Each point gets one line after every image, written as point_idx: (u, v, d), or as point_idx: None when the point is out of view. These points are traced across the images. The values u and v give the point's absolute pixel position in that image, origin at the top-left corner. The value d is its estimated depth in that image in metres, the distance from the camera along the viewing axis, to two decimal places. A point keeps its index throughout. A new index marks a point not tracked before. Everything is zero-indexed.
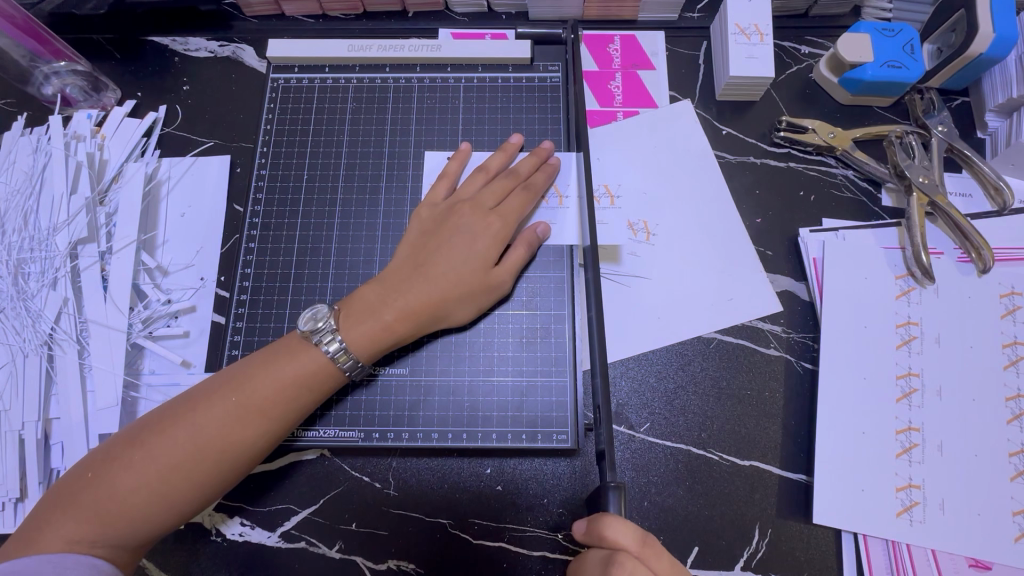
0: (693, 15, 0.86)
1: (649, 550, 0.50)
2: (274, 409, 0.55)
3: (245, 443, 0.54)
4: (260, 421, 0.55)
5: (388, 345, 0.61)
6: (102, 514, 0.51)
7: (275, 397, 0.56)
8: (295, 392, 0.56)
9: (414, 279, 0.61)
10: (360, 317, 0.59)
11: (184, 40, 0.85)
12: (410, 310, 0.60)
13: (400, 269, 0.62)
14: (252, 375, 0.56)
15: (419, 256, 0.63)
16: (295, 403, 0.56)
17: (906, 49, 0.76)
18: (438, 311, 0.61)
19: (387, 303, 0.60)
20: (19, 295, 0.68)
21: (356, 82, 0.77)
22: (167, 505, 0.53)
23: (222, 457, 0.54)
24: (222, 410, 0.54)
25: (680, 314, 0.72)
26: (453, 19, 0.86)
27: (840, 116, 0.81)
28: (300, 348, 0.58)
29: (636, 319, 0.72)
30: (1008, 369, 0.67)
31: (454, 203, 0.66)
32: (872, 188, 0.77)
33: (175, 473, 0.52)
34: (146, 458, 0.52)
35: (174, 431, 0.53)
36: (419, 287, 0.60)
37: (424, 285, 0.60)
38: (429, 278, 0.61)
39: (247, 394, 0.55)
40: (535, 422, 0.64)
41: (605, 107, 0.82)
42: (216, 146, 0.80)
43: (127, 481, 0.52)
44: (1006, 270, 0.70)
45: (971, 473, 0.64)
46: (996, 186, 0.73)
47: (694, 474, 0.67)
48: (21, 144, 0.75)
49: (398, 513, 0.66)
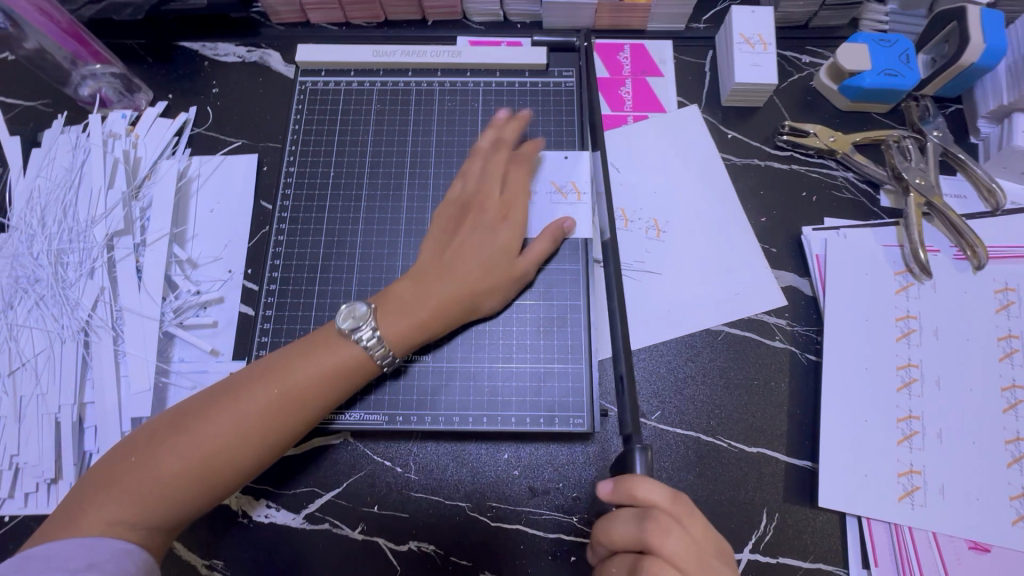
0: (699, 25, 0.91)
1: (680, 507, 0.53)
2: (312, 398, 0.58)
3: (283, 429, 0.57)
4: (299, 409, 0.58)
5: (422, 341, 0.64)
6: (146, 494, 0.53)
7: (313, 385, 0.58)
8: (331, 383, 0.59)
9: (445, 275, 0.64)
10: (398, 315, 0.62)
11: (213, 45, 0.89)
12: (442, 305, 0.63)
13: (430, 267, 0.65)
14: (290, 365, 0.59)
15: (448, 252, 0.65)
16: (330, 389, 0.59)
17: (902, 59, 0.80)
18: (468, 308, 0.65)
19: (423, 302, 0.63)
20: (58, 283, 0.71)
21: (380, 86, 0.81)
22: (207, 485, 0.55)
23: (261, 440, 0.57)
24: (262, 399, 0.57)
25: (691, 308, 0.75)
26: (471, 27, 0.90)
27: (840, 121, 0.85)
28: (337, 340, 0.61)
29: (647, 311, 0.76)
30: (1004, 361, 0.70)
31: (480, 199, 0.69)
32: (872, 190, 0.81)
33: (216, 458, 0.55)
34: (189, 442, 0.55)
35: (215, 416, 0.56)
36: (450, 284, 0.63)
37: (456, 282, 0.63)
38: (459, 274, 0.64)
39: (285, 382, 0.58)
40: (553, 407, 0.66)
41: (615, 112, 0.86)
42: (244, 145, 0.83)
43: (170, 463, 0.54)
44: (1000, 267, 0.74)
45: (969, 459, 0.67)
46: (989, 187, 0.77)
47: (704, 460, 0.70)
48: (61, 142, 0.79)
49: (419, 496, 0.69)
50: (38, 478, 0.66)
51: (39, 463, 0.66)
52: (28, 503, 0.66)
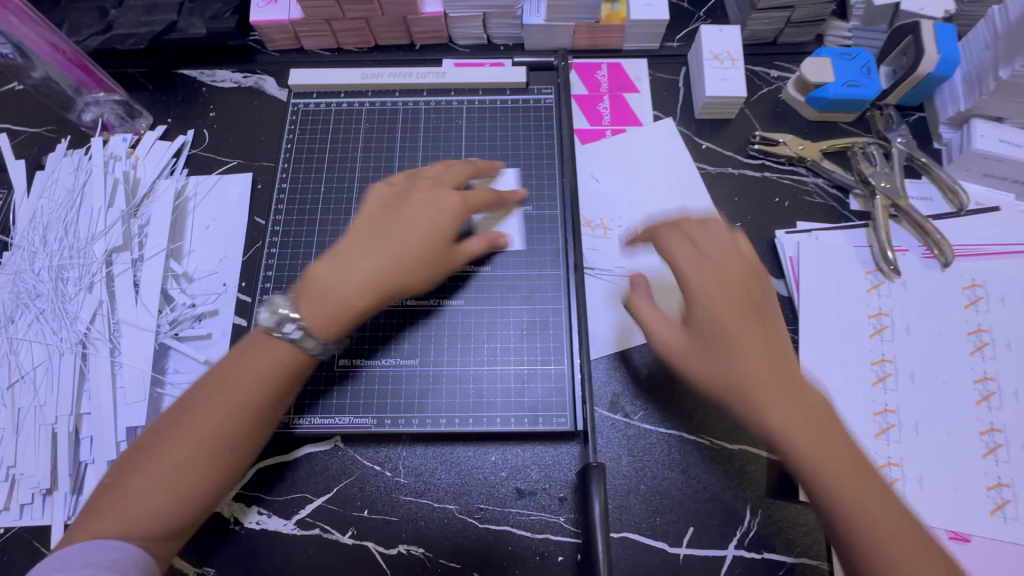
0: (673, 44, 0.95)
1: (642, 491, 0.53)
2: (263, 400, 0.54)
3: (246, 438, 0.54)
4: (249, 415, 0.54)
5: (353, 324, 0.58)
6: (123, 522, 0.49)
7: (270, 375, 0.55)
8: (278, 381, 0.55)
9: (371, 253, 0.59)
10: (320, 298, 0.57)
11: (211, 72, 0.93)
12: (370, 282, 0.58)
13: (355, 244, 0.61)
14: (232, 374, 0.55)
15: (378, 228, 0.62)
16: (278, 386, 0.55)
17: (863, 71, 0.85)
18: (398, 287, 0.60)
19: (345, 281, 0.58)
20: (58, 298, 0.74)
21: (369, 105, 0.85)
22: (195, 499, 0.52)
23: (230, 439, 0.53)
24: (214, 415, 0.53)
25: (666, 311, 0.78)
26: (456, 50, 0.96)
27: (808, 131, 0.90)
28: (268, 339, 0.56)
29: (627, 314, 0.78)
30: (975, 354, 0.73)
31: (415, 180, 0.67)
32: (841, 195, 0.85)
33: (191, 480, 0.51)
34: (160, 474, 0.51)
35: (173, 440, 0.52)
36: (377, 260, 0.59)
37: (382, 258, 0.59)
38: (392, 252, 0.60)
39: (234, 392, 0.54)
40: (536, 407, 0.68)
41: (594, 126, 0.90)
42: (240, 165, 0.87)
43: (141, 484, 0.50)
44: (965, 265, 0.77)
45: (945, 449, 0.68)
46: (953, 189, 0.80)
47: (688, 459, 0.71)
48: (63, 164, 0.82)
49: (408, 500, 0.70)
50: (34, 489, 0.68)
51: (36, 473, 0.68)
52: (24, 514, 0.68)
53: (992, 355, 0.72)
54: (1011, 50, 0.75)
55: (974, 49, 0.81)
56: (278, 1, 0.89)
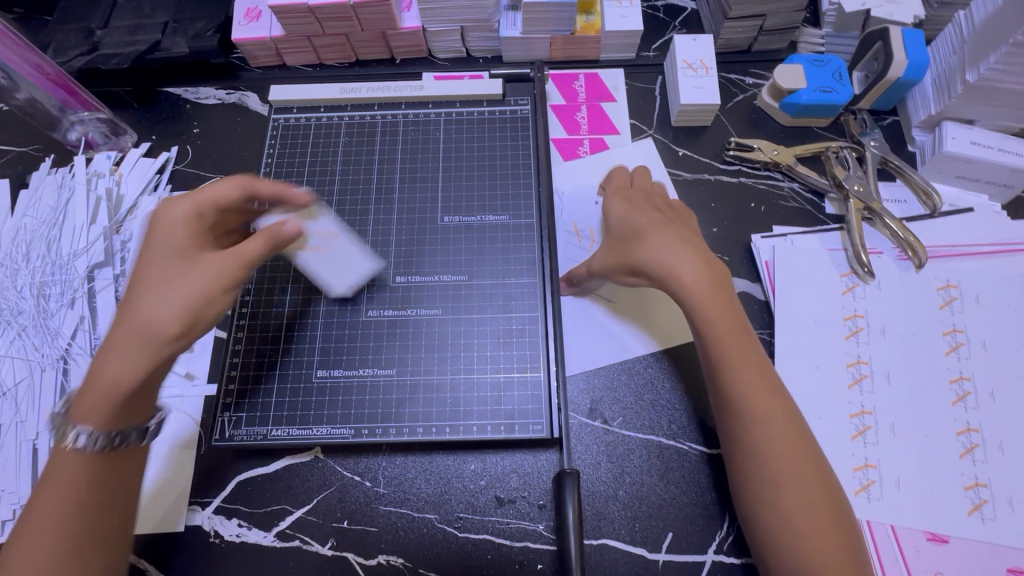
0: (649, 54, 0.97)
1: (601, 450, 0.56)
2: (106, 452, 0.54)
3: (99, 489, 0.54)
4: (89, 466, 0.53)
5: (145, 375, 0.54)
6: (82, 448, 0.52)
7: (151, 324, 0.54)
8: (117, 423, 0.54)
9: (147, 291, 0.55)
10: (120, 349, 0.54)
11: (195, 89, 0.95)
12: (156, 324, 0.54)
13: (134, 280, 0.56)
14: (66, 421, 0.54)
15: (149, 261, 0.57)
16: (108, 432, 0.54)
17: (835, 76, 0.86)
18: (150, 327, 0.54)
19: (119, 324, 0.54)
20: (39, 314, 0.75)
21: (348, 119, 0.86)
22: (94, 549, 0.52)
23: (121, 401, 0.54)
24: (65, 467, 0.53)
25: (645, 327, 0.78)
26: (436, 63, 0.97)
27: (784, 136, 0.91)
28: (99, 380, 0.54)
29: (606, 328, 0.78)
30: (950, 354, 0.73)
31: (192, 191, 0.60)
32: (817, 198, 0.85)
33: (54, 530, 0.51)
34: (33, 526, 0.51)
35: (52, 488, 0.53)
36: (137, 301, 0.55)
37: (144, 296, 0.55)
38: (163, 289, 0.55)
39: (59, 436, 0.54)
40: (513, 414, 0.69)
41: (572, 135, 0.91)
42: (223, 180, 0.88)
43: (68, 459, 0.53)
44: (939, 266, 0.78)
45: (922, 450, 0.69)
46: (926, 191, 0.81)
47: (667, 464, 0.71)
48: (48, 182, 0.84)
49: (387, 510, 0.70)
50: (15, 505, 0.68)
51: (16, 489, 0.68)
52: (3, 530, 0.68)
53: (968, 355, 0.73)
54: (977, 54, 0.76)
55: (942, 52, 0.82)
56: (259, 19, 0.91)
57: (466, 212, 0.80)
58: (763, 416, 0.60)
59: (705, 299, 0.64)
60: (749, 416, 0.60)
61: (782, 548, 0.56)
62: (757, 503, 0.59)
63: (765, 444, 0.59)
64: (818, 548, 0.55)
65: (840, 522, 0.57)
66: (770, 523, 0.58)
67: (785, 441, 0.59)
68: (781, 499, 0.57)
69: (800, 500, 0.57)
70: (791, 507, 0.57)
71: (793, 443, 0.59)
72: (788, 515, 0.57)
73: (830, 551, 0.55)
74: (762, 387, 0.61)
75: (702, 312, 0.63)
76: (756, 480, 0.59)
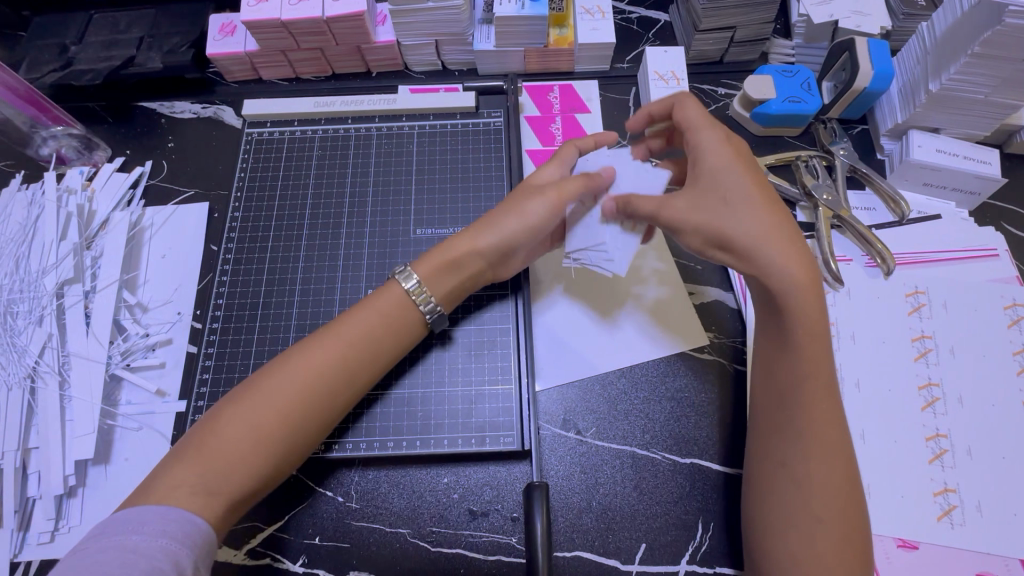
0: (623, 65, 0.98)
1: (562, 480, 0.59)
2: (308, 417, 0.60)
3: (275, 450, 0.58)
4: (286, 430, 0.59)
5: (344, 380, 0.63)
6: (206, 473, 0.56)
7: (343, 339, 0.64)
8: (313, 402, 0.61)
9: (355, 318, 0.66)
10: (330, 347, 0.63)
11: (170, 104, 0.95)
12: (345, 339, 0.64)
13: (359, 311, 0.67)
14: (269, 387, 0.60)
15: (381, 291, 0.68)
16: (319, 408, 0.61)
17: (804, 87, 0.87)
18: (357, 343, 0.64)
19: (339, 331, 0.64)
20: (8, 332, 0.74)
21: (322, 133, 0.87)
22: (226, 497, 0.56)
23: (265, 377, 0.61)
24: (241, 420, 0.58)
25: (617, 343, 0.78)
26: (412, 76, 0.98)
27: (755, 146, 0.92)
28: (300, 363, 0.62)
29: (581, 346, 0.78)
30: (919, 360, 0.74)
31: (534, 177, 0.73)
32: (787, 207, 0.86)
33: (221, 468, 0.56)
34: (197, 467, 0.56)
35: (221, 438, 0.57)
36: (355, 321, 0.65)
37: (356, 319, 0.65)
38: (366, 318, 0.65)
39: (272, 402, 0.59)
40: (484, 427, 0.69)
41: (546, 146, 0.91)
42: (197, 194, 0.88)
43: (238, 422, 0.58)
44: (907, 273, 0.79)
45: (892, 457, 0.69)
46: (893, 198, 0.82)
47: (640, 474, 0.71)
48: (19, 199, 0.83)
49: (358, 525, 0.69)
50: None
51: None
52: None
53: (936, 361, 0.74)
54: (938, 65, 0.78)
55: (907, 63, 0.84)
56: (234, 34, 0.91)
57: (438, 224, 0.80)
58: (808, 418, 0.59)
59: (812, 304, 0.60)
60: (798, 414, 0.60)
61: (772, 502, 0.60)
62: (774, 494, 0.60)
63: (805, 443, 0.59)
64: (831, 548, 0.56)
65: (861, 528, 0.57)
66: (785, 515, 0.58)
67: (823, 443, 0.58)
68: (806, 498, 0.58)
69: (828, 501, 0.57)
70: (814, 506, 0.57)
71: (833, 448, 0.58)
72: (810, 513, 0.57)
73: (844, 553, 0.56)
74: (821, 390, 0.60)
75: (805, 318, 0.60)
76: (783, 474, 0.59)
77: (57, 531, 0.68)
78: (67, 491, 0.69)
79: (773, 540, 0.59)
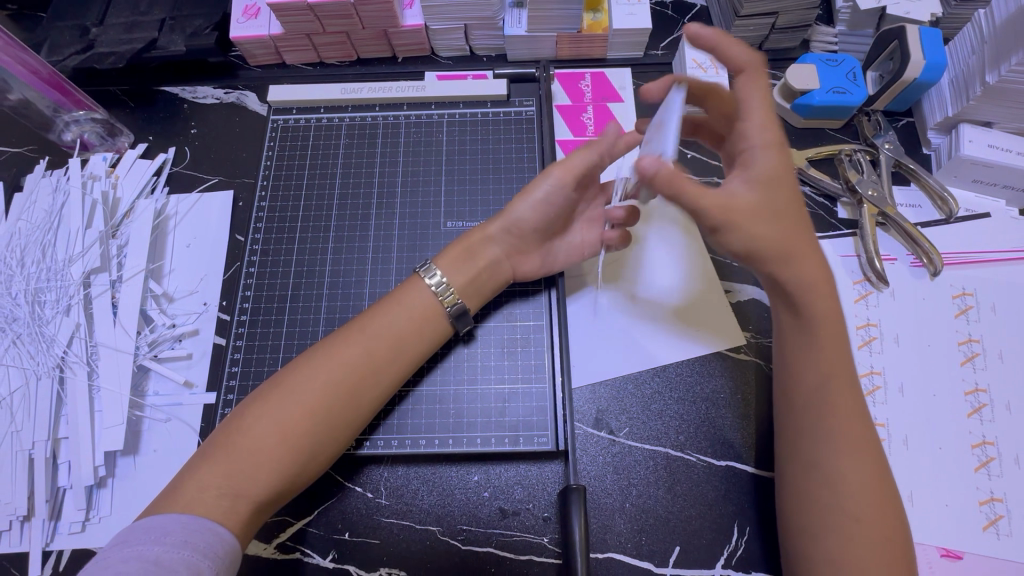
0: (657, 52, 0.94)
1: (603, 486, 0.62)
2: (337, 416, 0.59)
3: (304, 451, 0.57)
4: (314, 430, 0.58)
5: (372, 378, 0.61)
6: (233, 475, 0.55)
7: (368, 336, 0.62)
8: (342, 402, 0.59)
9: (379, 315, 0.64)
10: (354, 343, 0.62)
11: (192, 88, 0.93)
12: (370, 335, 0.62)
13: (383, 308, 0.65)
14: (295, 387, 0.59)
15: (403, 287, 0.67)
16: (349, 407, 0.60)
17: (849, 77, 0.84)
18: (383, 339, 0.63)
19: (363, 328, 0.63)
20: (35, 321, 0.74)
21: (348, 121, 0.84)
22: (249, 500, 0.55)
23: (291, 374, 0.60)
24: (266, 420, 0.57)
25: (648, 345, 0.76)
26: (439, 62, 0.95)
27: (796, 138, 0.88)
28: (326, 361, 0.60)
29: (610, 351, 0.76)
30: (966, 364, 0.72)
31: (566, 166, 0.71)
32: (829, 204, 0.82)
33: (247, 471, 0.55)
34: (224, 470, 0.55)
35: (245, 440, 0.56)
36: (379, 318, 0.64)
37: (381, 315, 0.64)
38: (391, 315, 0.64)
39: (298, 401, 0.58)
40: (517, 426, 0.68)
41: (578, 137, 0.88)
42: (221, 182, 0.86)
43: (265, 421, 0.57)
44: (954, 273, 0.77)
45: (936, 464, 0.67)
46: (942, 196, 0.79)
47: (674, 476, 0.70)
48: (42, 185, 0.82)
49: (388, 522, 0.69)
50: (10, 516, 0.67)
51: (12, 500, 0.67)
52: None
53: (983, 366, 0.72)
54: (996, 55, 0.74)
55: (960, 53, 0.80)
56: (258, 17, 0.88)
57: (468, 216, 0.78)
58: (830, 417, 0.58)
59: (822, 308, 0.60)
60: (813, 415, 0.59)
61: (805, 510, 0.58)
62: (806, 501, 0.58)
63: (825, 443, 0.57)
64: (867, 546, 0.54)
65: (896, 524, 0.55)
66: (817, 520, 0.56)
67: (848, 440, 0.57)
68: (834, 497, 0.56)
69: (858, 500, 0.55)
70: (843, 506, 0.55)
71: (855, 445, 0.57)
72: (841, 515, 0.55)
73: (881, 551, 0.54)
74: (832, 392, 0.59)
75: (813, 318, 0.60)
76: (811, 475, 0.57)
77: (88, 521, 0.68)
78: (97, 481, 0.69)
79: (814, 546, 0.56)
